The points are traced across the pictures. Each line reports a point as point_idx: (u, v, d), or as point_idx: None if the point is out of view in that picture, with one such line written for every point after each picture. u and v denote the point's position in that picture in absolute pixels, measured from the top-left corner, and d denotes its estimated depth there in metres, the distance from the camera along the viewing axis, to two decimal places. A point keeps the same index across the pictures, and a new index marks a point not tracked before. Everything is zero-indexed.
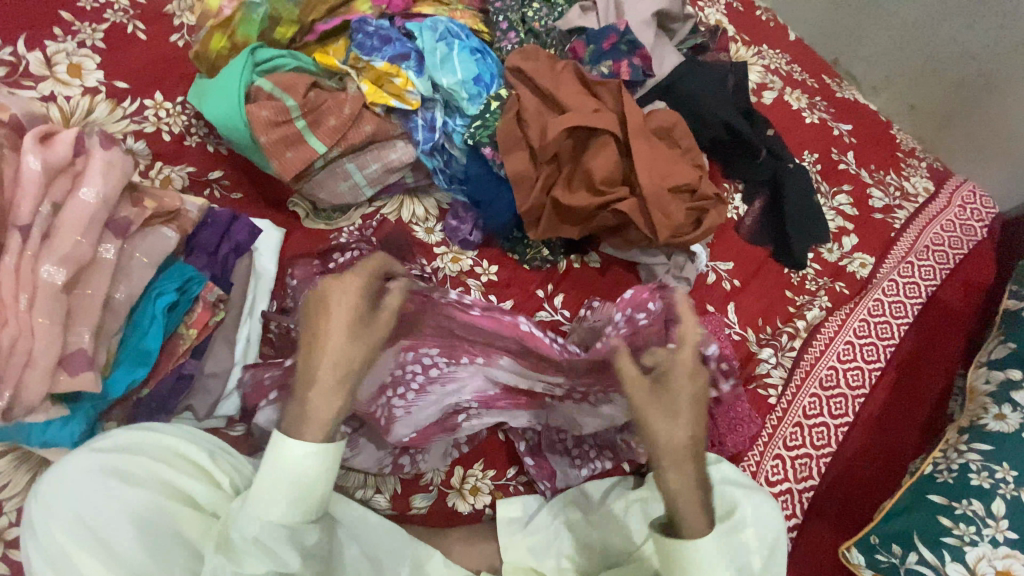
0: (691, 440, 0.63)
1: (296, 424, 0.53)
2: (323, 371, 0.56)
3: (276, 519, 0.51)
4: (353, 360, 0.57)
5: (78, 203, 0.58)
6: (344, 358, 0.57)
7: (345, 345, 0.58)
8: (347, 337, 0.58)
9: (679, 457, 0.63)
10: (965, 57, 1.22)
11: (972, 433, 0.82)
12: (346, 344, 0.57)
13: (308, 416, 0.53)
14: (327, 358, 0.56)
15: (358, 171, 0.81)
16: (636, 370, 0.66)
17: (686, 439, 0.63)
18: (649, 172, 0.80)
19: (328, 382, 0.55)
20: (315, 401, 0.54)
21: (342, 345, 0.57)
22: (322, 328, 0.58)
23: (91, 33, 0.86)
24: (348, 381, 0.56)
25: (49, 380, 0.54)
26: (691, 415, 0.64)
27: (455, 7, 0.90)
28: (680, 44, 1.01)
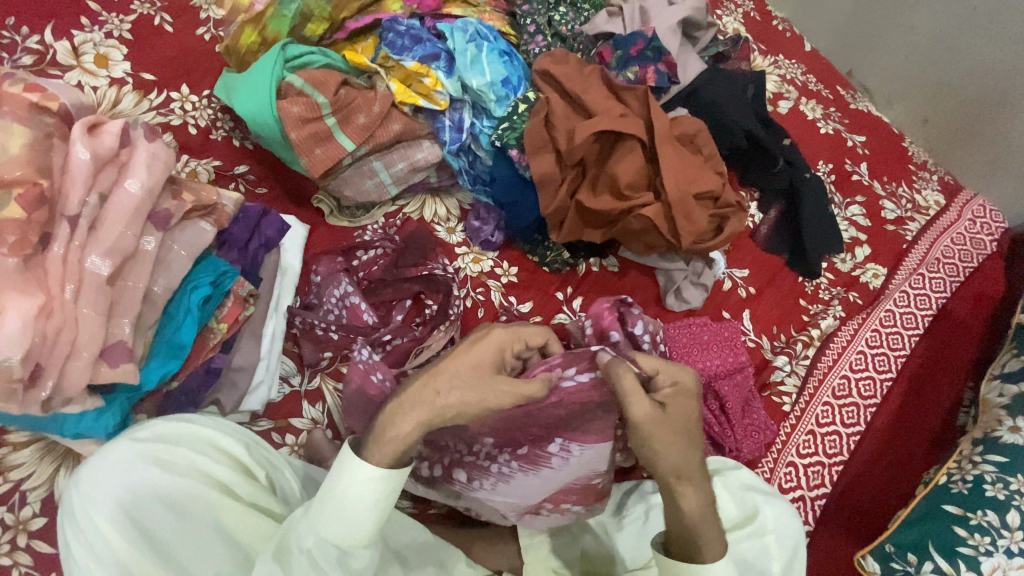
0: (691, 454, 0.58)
1: (370, 442, 0.52)
2: (413, 397, 0.54)
3: (333, 537, 0.50)
4: (480, 392, 0.54)
5: (123, 194, 0.58)
6: (470, 391, 0.54)
7: (493, 382, 0.55)
8: (507, 382, 0.55)
9: (686, 471, 0.58)
10: (981, 73, 1.22)
11: (986, 444, 0.84)
12: (489, 383, 0.55)
13: (383, 436, 0.52)
14: (432, 385, 0.55)
15: (384, 170, 0.81)
16: (659, 379, 0.60)
17: (680, 456, 0.58)
18: (674, 178, 0.80)
19: (414, 409, 0.53)
20: (395, 422, 0.52)
21: (442, 388, 0.54)
22: (481, 356, 0.56)
23: (118, 24, 0.86)
24: (437, 412, 0.53)
25: (91, 371, 0.55)
26: (670, 433, 0.58)
27: (483, 9, 0.90)
28: (702, 51, 1.02)
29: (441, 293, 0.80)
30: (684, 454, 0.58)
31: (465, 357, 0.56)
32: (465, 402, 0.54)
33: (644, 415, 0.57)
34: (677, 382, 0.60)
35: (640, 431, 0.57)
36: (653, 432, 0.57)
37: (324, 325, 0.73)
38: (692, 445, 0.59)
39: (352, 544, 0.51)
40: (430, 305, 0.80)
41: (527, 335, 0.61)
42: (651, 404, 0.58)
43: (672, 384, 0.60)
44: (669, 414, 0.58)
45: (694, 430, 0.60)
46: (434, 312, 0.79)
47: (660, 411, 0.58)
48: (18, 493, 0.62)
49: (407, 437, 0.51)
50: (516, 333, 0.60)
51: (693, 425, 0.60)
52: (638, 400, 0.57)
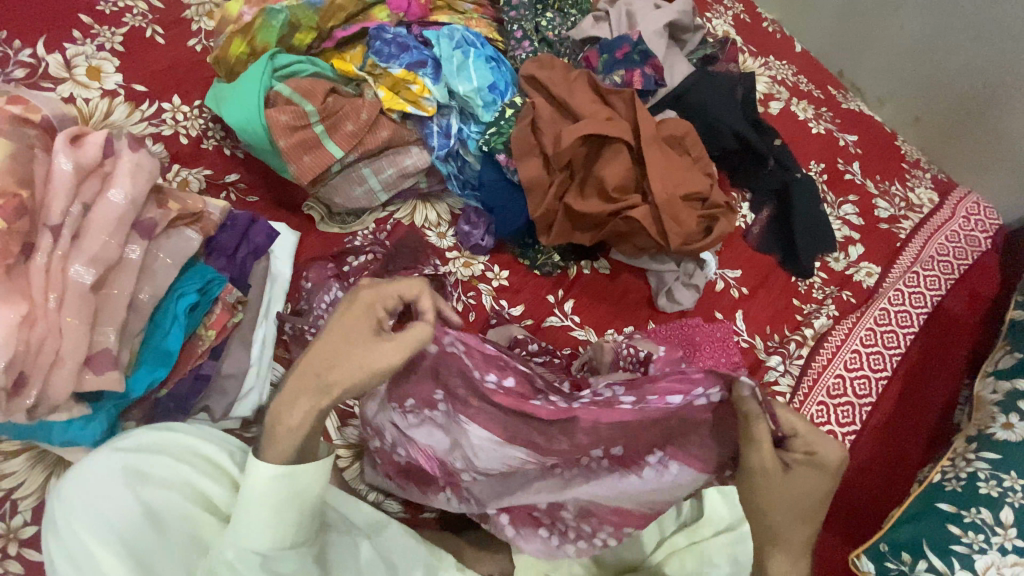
0: (798, 520, 0.54)
1: (267, 443, 0.52)
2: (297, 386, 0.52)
3: (252, 544, 0.51)
4: (360, 363, 0.51)
5: (107, 204, 0.58)
6: (343, 365, 0.51)
7: (377, 349, 0.52)
8: (380, 345, 0.52)
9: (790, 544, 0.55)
10: (972, 69, 1.22)
11: (980, 441, 0.84)
12: (370, 350, 0.52)
13: (275, 431, 0.51)
14: (312, 372, 0.52)
15: (373, 176, 0.82)
16: (795, 442, 0.54)
17: (801, 525, 0.55)
18: (661, 179, 0.81)
19: (299, 400, 0.51)
20: (285, 417, 0.51)
21: (324, 352, 0.52)
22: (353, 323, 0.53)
23: (110, 37, 0.87)
24: (327, 395, 0.51)
25: (75, 378, 0.55)
26: (782, 495, 0.54)
27: (470, 16, 0.91)
28: (690, 54, 1.03)
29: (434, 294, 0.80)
30: (787, 512, 0.54)
31: (331, 338, 0.52)
32: (349, 378, 0.51)
33: (760, 468, 0.54)
34: (816, 457, 0.54)
35: (749, 476, 0.56)
36: (767, 487, 0.54)
37: (313, 330, 0.73)
38: (809, 516, 0.55)
39: (273, 545, 0.52)
40: None
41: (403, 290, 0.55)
42: (778, 463, 0.54)
43: (809, 451, 0.54)
44: (793, 481, 0.54)
45: (813, 507, 0.55)
46: None
47: (784, 474, 0.54)
48: (10, 502, 0.62)
49: (298, 429, 0.51)
50: (379, 296, 0.54)
51: (815, 499, 0.55)
52: (763, 454, 0.54)
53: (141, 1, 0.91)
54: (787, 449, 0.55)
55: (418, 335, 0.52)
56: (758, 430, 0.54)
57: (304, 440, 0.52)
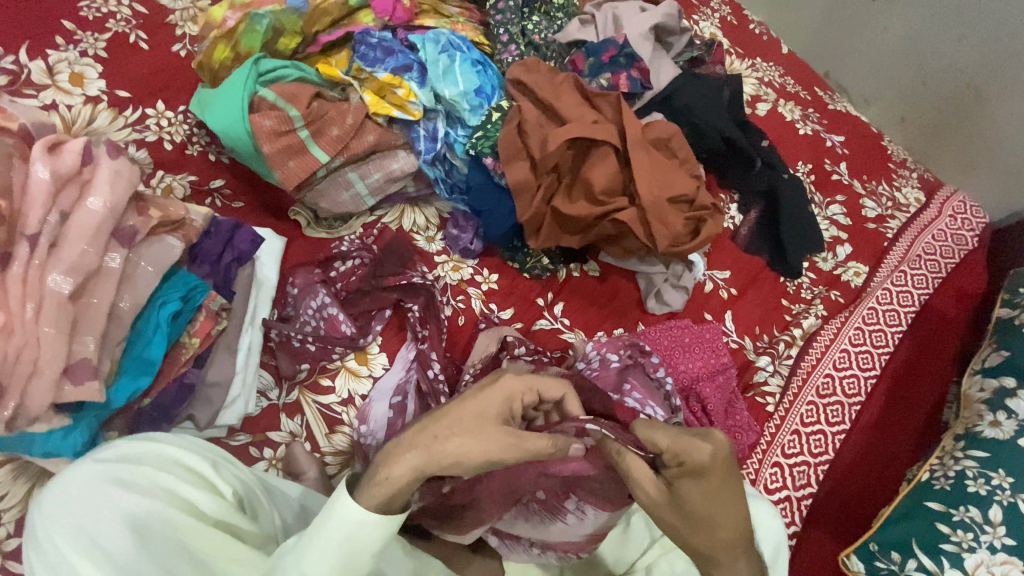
0: (718, 526, 0.51)
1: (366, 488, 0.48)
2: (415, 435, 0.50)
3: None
4: (483, 433, 0.50)
5: (85, 212, 0.58)
6: (470, 441, 0.50)
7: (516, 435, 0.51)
8: (514, 436, 0.51)
9: (735, 542, 0.52)
10: (956, 70, 1.24)
11: (967, 439, 0.84)
12: (498, 431, 0.51)
13: (376, 479, 0.48)
14: (431, 429, 0.50)
15: (360, 181, 0.81)
16: (665, 456, 0.51)
17: (728, 527, 0.51)
18: (648, 182, 0.81)
19: (407, 454, 0.49)
20: (389, 469, 0.48)
21: (467, 426, 0.50)
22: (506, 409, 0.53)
23: (93, 42, 0.86)
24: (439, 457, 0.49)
25: (54, 390, 0.54)
26: (681, 520, 0.51)
27: (457, 20, 0.91)
28: (677, 56, 1.03)
29: (422, 298, 0.81)
30: (704, 523, 0.51)
31: (468, 406, 0.52)
32: (463, 452, 0.49)
33: (649, 501, 0.53)
34: (689, 465, 0.50)
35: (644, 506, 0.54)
36: (671, 511, 0.52)
37: (301, 336, 0.73)
38: (732, 513, 0.51)
39: None
40: (412, 310, 0.80)
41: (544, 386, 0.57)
42: (657, 487, 0.52)
43: (680, 463, 0.51)
44: (688, 496, 0.51)
45: (729, 504, 0.51)
46: (417, 316, 0.79)
47: (669, 497, 0.51)
48: None
49: (397, 483, 0.47)
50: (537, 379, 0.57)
51: (720, 495, 0.51)
52: (646, 485, 0.52)
53: (124, 7, 0.91)
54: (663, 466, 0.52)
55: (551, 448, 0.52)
56: (632, 462, 0.53)
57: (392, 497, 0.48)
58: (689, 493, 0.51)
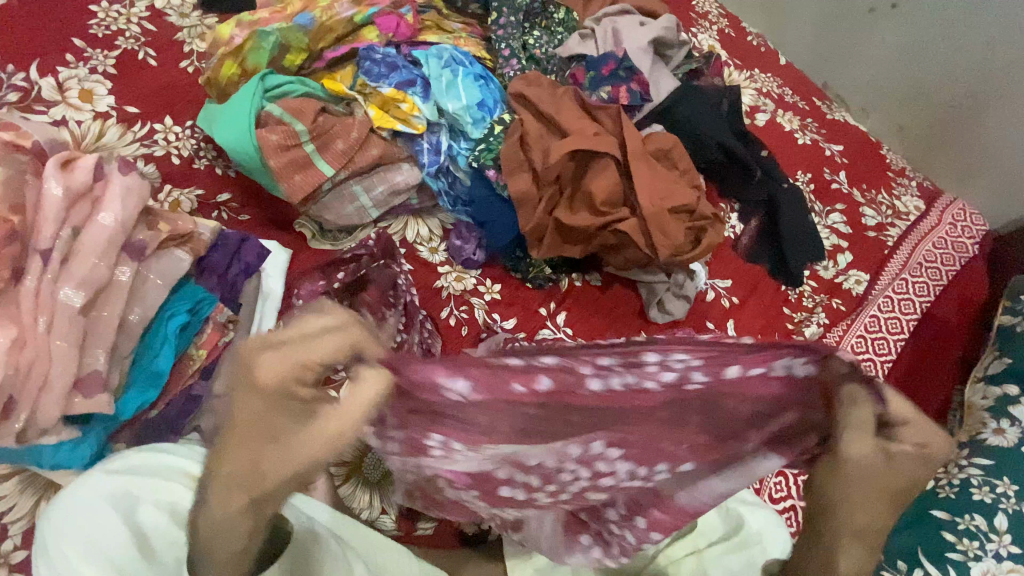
0: (871, 499, 0.45)
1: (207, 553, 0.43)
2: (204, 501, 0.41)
3: None
4: (286, 454, 0.38)
5: (96, 226, 0.59)
6: (256, 461, 0.38)
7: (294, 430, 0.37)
8: (303, 427, 0.37)
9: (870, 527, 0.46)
10: (954, 79, 1.25)
11: (972, 447, 0.84)
12: (273, 438, 0.37)
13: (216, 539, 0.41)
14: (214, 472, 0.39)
15: (364, 193, 0.83)
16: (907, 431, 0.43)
17: (878, 506, 0.45)
18: (649, 193, 0.82)
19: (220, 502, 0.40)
20: (229, 536, 0.41)
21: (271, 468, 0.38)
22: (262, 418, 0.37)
23: (103, 60, 0.88)
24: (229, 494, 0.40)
25: (64, 402, 0.55)
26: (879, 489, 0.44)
27: (459, 35, 0.93)
28: (676, 69, 1.04)
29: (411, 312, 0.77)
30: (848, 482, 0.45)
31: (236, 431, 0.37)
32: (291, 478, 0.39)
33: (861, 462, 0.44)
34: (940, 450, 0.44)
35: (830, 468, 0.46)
36: (855, 475, 0.44)
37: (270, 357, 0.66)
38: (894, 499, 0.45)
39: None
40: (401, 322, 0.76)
41: (342, 341, 0.38)
42: (874, 450, 0.44)
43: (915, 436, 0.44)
44: (866, 465, 0.44)
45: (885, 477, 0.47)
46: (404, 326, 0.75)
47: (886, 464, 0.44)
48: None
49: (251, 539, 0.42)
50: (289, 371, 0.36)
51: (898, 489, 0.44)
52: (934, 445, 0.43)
53: (134, 25, 0.93)
54: (894, 437, 0.44)
55: (374, 387, 0.39)
56: (859, 411, 0.44)
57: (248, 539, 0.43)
58: (907, 462, 0.43)
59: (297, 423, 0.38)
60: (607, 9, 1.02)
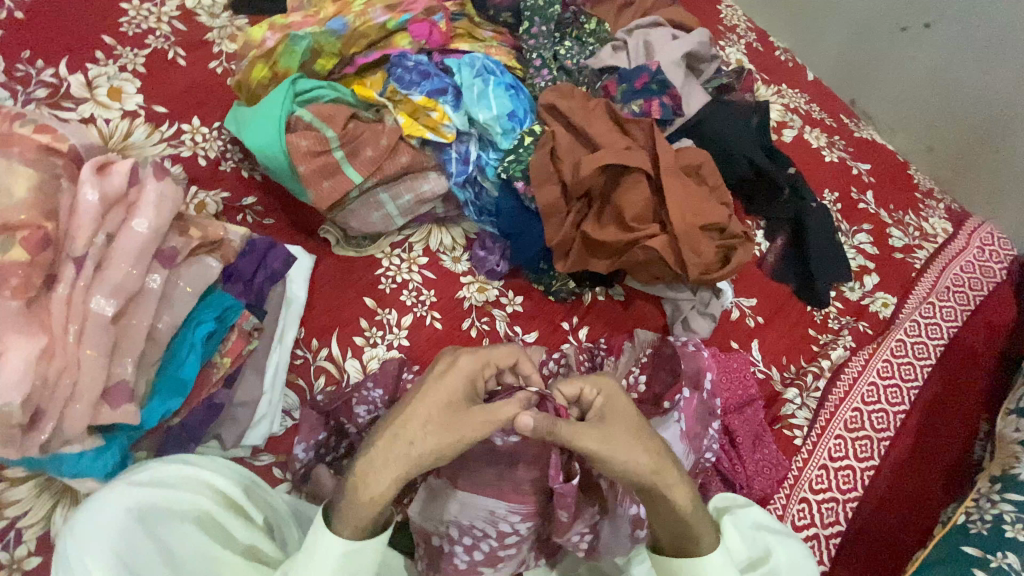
0: (644, 450, 0.53)
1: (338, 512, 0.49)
2: (373, 451, 0.50)
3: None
4: (457, 416, 0.51)
5: (130, 233, 0.58)
6: (445, 431, 0.50)
7: (461, 408, 0.52)
8: (485, 410, 0.52)
9: (663, 467, 0.54)
10: (989, 101, 1.22)
11: (1004, 482, 0.82)
12: (461, 413, 0.51)
13: (358, 498, 0.48)
14: (403, 433, 0.50)
15: (390, 202, 0.82)
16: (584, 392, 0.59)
17: (649, 455, 0.54)
18: (679, 210, 0.80)
19: (391, 462, 0.49)
20: (371, 482, 0.48)
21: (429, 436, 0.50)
22: (449, 386, 0.53)
23: (133, 58, 0.88)
24: (393, 452, 0.49)
25: (91, 412, 0.54)
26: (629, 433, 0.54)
27: (490, 44, 0.92)
28: (706, 82, 1.03)
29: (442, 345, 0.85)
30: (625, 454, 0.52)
31: (431, 395, 0.52)
32: (439, 445, 0.50)
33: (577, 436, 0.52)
34: (605, 390, 0.58)
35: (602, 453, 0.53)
36: (617, 454, 0.52)
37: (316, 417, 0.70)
38: (652, 439, 0.55)
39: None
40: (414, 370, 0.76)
41: (493, 355, 0.57)
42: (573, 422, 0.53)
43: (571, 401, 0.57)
44: (581, 428, 0.52)
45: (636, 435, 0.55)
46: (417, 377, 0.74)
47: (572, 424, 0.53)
48: (14, 531, 0.60)
49: (381, 499, 0.48)
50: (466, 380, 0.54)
51: (645, 436, 0.55)
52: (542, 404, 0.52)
53: (164, 24, 0.93)
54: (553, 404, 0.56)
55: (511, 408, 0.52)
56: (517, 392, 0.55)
57: (376, 509, 0.48)
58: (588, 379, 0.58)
59: (464, 399, 0.53)
60: (639, 21, 1.00)
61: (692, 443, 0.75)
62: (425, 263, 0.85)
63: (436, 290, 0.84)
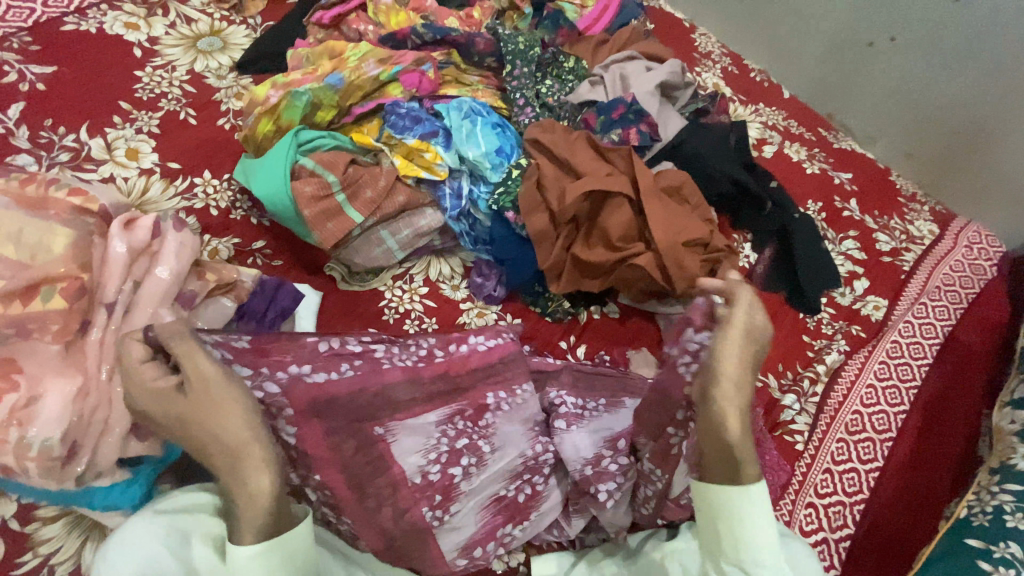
0: (742, 385, 0.57)
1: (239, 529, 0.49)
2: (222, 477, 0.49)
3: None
4: (198, 408, 0.50)
5: (154, 280, 0.63)
6: (190, 422, 0.49)
7: (178, 398, 0.50)
8: (194, 380, 0.51)
9: (711, 390, 0.58)
10: (960, 107, 1.27)
11: (1002, 473, 0.84)
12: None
13: (242, 516, 0.49)
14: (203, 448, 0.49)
15: (390, 237, 0.87)
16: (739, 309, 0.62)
17: (740, 381, 0.57)
18: (662, 228, 0.85)
19: (235, 470, 0.49)
20: (242, 495, 0.49)
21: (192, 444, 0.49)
22: (157, 394, 0.50)
23: (147, 120, 0.96)
24: (219, 457, 0.49)
25: (121, 446, 0.58)
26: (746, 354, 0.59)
27: (476, 88, 0.99)
28: (682, 108, 1.09)
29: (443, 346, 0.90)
30: (726, 396, 0.57)
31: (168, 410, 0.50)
32: (212, 432, 0.49)
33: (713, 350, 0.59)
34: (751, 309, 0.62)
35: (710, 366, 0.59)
36: (726, 412, 0.56)
37: None
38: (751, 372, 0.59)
39: None
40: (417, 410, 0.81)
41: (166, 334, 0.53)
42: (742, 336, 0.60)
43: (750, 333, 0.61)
44: (736, 353, 0.59)
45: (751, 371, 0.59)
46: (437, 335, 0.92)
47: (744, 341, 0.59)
48: (47, 568, 0.64)
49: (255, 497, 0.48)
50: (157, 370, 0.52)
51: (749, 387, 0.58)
52: (729, 330, 0.60)
53: (175, 87, 1.01)
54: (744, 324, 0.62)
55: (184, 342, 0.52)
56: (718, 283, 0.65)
57: (267, 508, 0.49)
58: (736, 333, 0.60)
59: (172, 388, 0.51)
60: (615, 55, 1.07)
61: None
62: (425, 293, 0.90)
63: (437, 317, 0.88)
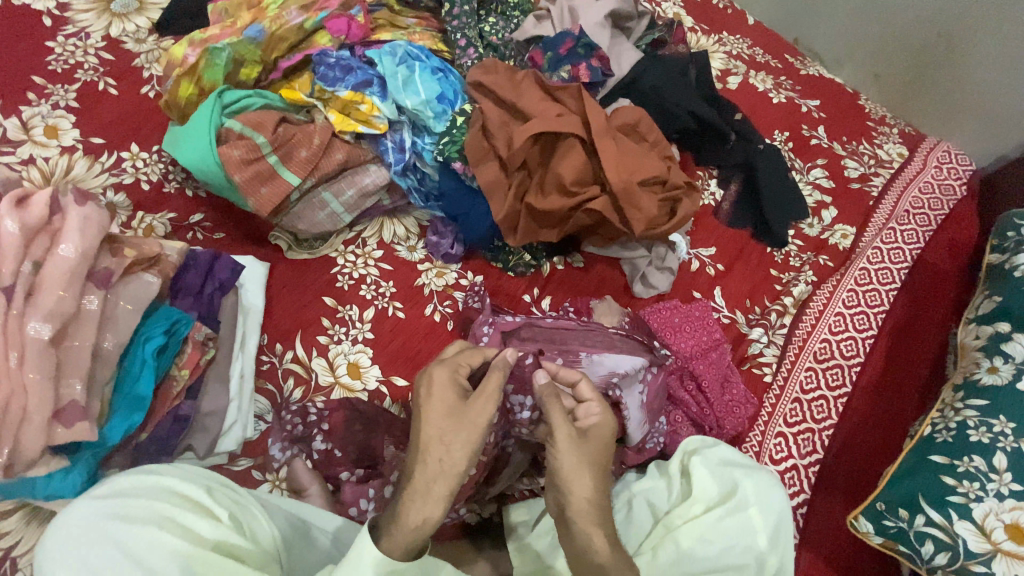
0: (590, 489, 0.59)
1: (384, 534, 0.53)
2: (413, 486, 0.55)
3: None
4: (464, 416, 0.58)
5: (57, 260, 0.60)
6: (459, 432, 0.57)
7: (462, 409, 0.59)
8: (475, 402, 0.59)
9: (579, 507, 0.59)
10: (929, 17, 1.21)
11: (966, 389, 0.82)
12: (461, 415, 0.58)
13: (399, 527, 0.53)
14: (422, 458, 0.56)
15: (334, 199, 0.82)
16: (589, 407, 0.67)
17: (595, 489, 0.60)
18: (617, 168, 0.81)
19: (436, 488, 0.55)
20: (416, 511, 0.54)
21: (451, 454, 0.56)
22: (439, 400, 0.59)
23: (63, 94, 0.89)
24: (433, 463, 0.56)
25: (45, 432, 0.56)
26: (583, 458, 0.61)
27: (414, 31, 0.93)
28: (638, 41, 1.04)
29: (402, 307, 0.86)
30: (589, 503, 0.59)
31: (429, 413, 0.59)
32: (466, 450, 0.57)
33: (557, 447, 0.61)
34: (605, 414, 0.67)
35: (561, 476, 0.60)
36: (588, 527, 0.58)
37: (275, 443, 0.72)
38: (602, 479, 0.61)
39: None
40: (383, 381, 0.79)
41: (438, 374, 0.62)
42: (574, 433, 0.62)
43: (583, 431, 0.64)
44: (579, 453, 0.61)
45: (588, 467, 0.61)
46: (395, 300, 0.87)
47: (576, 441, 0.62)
48: (8, 561, 0.63)
49: (428, 522, 0.53)
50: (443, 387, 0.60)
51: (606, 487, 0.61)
52: (562, 426, 0.62)
53: (91, 56, 0.93)
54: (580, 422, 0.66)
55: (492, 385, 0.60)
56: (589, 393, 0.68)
57: (420, 537, 0.53)
58: (598, 436, 0.64)
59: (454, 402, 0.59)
60: None
61: (648, 414, 0.79)
62: (380, 257, 0.86)
63: (394, 281, 0.85)
